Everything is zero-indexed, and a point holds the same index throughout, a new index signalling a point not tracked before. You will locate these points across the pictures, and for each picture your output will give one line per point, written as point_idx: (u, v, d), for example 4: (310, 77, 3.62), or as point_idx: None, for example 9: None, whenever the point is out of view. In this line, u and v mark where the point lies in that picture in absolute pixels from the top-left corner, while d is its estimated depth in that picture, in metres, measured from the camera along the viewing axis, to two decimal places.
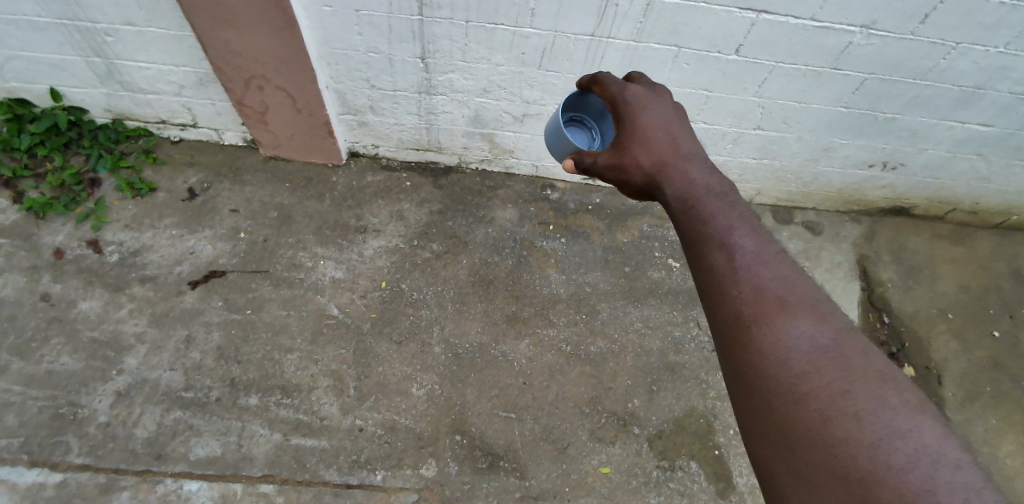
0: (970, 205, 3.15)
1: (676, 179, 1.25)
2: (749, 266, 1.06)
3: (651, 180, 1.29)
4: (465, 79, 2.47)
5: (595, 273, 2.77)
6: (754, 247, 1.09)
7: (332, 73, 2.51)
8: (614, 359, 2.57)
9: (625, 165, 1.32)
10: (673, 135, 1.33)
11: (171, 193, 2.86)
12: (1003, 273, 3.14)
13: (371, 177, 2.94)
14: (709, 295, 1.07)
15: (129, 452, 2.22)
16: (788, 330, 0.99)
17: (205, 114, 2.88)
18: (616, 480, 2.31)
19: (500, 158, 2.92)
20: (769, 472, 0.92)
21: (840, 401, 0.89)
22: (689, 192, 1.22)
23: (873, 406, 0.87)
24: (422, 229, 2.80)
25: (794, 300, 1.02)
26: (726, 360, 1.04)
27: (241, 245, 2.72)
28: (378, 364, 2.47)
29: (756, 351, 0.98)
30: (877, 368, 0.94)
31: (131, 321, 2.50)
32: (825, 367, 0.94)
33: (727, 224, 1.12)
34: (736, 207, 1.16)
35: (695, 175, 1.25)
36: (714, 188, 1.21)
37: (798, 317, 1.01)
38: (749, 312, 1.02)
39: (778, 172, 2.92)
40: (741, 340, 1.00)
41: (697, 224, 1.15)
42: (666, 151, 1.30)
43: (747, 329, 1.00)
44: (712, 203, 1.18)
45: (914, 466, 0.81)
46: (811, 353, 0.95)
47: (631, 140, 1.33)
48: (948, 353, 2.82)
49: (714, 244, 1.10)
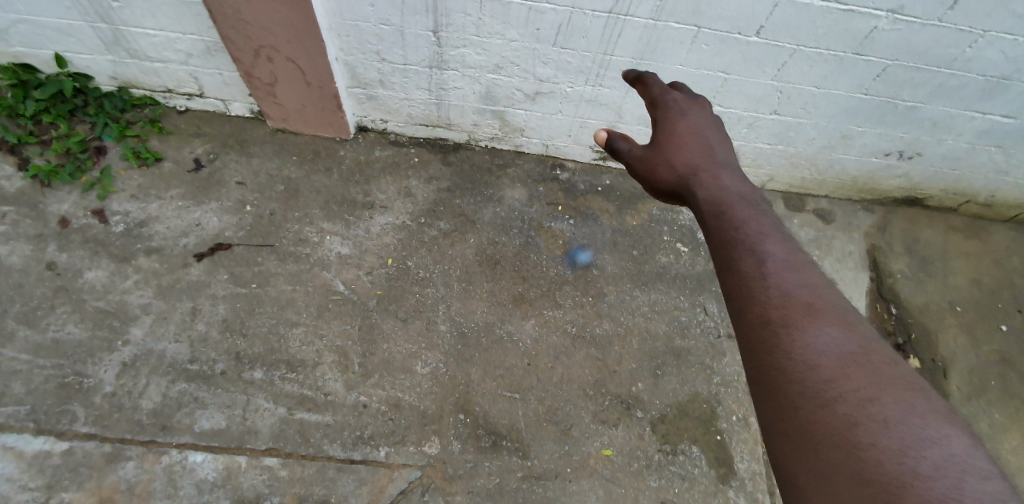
0: (986, 197, 3.10)
1: (707, 182, 1.25)
2: (777, 270, 1.05)
3: (681, 181, 1.29)
4: (478, 54, 2.42)
5: (603, 256, 2.74)
6: (785, 252, 1.08)
7: (342, 45, 2.46)
8: (620, 341, 2.56)
9: (656, 164, 1.33)
10: (707, 141, 1.34)
11: (177, 164, 2.83)
12: (1015, 267, 3.10)
13: (379, 152, 2.90)
14: (733, 294, 1.05)
15: (135, 422, 2.24)
16: (815, 334, 0.97)
17: (213, 84, 2.83)
18: (618, 462, 2.32)
19: (510, 136, 2.88)
20: (786, 473, 0.89)
21: (866, 406, 0.87)
22: (719, 195, 1.22)
23: (900, 413, 0.86)
24: (430, 206, 2.77)
25: (822, 307, 1.01)
26: (748, 360, 1.01)
27: (247, 218, 2.70)
28: (384, 341, 2.46)
29: (782, 352, 0.96)
30: (904, 377, 0.92)
31: (137, 293, 2.50)
32: (852, 373, 0.92)
33: (758, 230, 1.12)
34: (767, 215, 1.16)
35: (726, 182, 1.25)
36: (744, 196, 1.21)
37: (825, 323, 0.99)
38: (776, 315, 1.00)
39: (792, 158, 2.87)
40: (767, 340, 0.98)
41: (726, 225, 1.14)
42: (700, 157, 1.31)
43: (774, 331, 0.98)
44: (740, 208, 1.17)
45: (941, 474, 0.78)
46: (838, 358, 0.94)
47: (666, 141, 1.33)
48: (955, 347, 2.80)
49: (742, 245, 1.09)
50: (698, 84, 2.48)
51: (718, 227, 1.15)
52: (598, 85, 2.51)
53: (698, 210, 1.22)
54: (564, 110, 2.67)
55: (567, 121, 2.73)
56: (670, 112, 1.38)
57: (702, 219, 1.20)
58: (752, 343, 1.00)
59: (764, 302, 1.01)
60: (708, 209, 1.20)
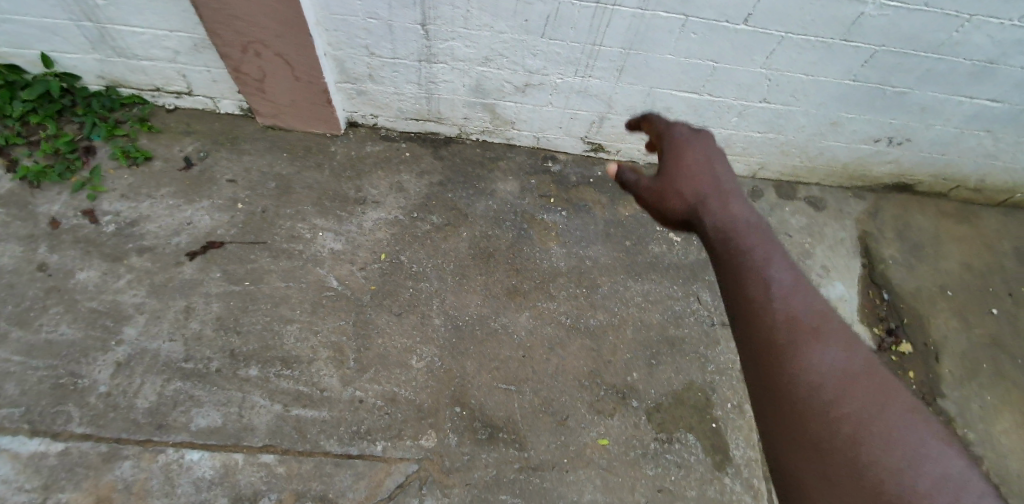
0: (976, 182, 3.12)
1: (715, 207, 1.29)
2: (784, 297, 1.10)
3: (689, 207, 1.33)
4: (467, 46, 2.41)
5: (596, 247, 2.75)
6: (791, 277, 1.13)
7: (330, 39, 2.45)
8: (614, 332, 2.57)
9: (664, 191, 1.38)
10: (714, 169, 1.37)
11: (167, 162, 2.81)
12: (1006, 252, 3.13)
13: (370, 147, 2.89)
14: (743, 321, 1.11)
15: (130, 421, 2.23)
16: (820, 357, 1.04)
17: (201, 81, 2.82)
18: (614, 452, 2.34)
19: (501, 129, 2.87)
20: (792, 485, 0.98)
21: (869, 426, 0.95)
22: (729, 223, 1.26)
23: (900, 433, 0.94)
24: (422, 200, 2.77)
25: (827, 330, 1.08)
26: (756, 380, 1.08)
27: (239, 216, 2.69)
28: (379, 336, 2.47)
29: (789, 374, 1.04)
30: (904, 397, 1.00)
31: (130, 292, 2.49)
32: (855, 394, 0.99)
33: (766, 258, 1.16)
34: (775, 242, 1.20)
35: (735, 208, 1.28)
36: (752, 220, 1.25)
37: (830, 345, 1.06)
38: (784, 340, 1.07)
39: (783, 146, 2.88)
40: (775, 364, 1.05)
41: (734, 251, 1.20)
42: (706, 182, 1.35)
43: (781, 355, 1.06)
44: (748, 233, 1.22)
45: (937, 491, 0.87)
46: (842, 379, 1.01)
47: (673, 169, 1.38)
48: (947, 331, 2.83)
49: (750, 271, 1.14)
50: (688, 74, 2.48)
51: (728, 255, 1.20)
52: (587, 75, 2.51)
53: (708, 236, 1.27)
54: (554, 101, 2.67)
55: (557, 113, 2.73)
56: (675, 140, 1.42)
57: (712, 246, 1.25)
58: (761, 366, 1.07)
59: (771, 327, 1.08)
60: (717, 236, 1.25)
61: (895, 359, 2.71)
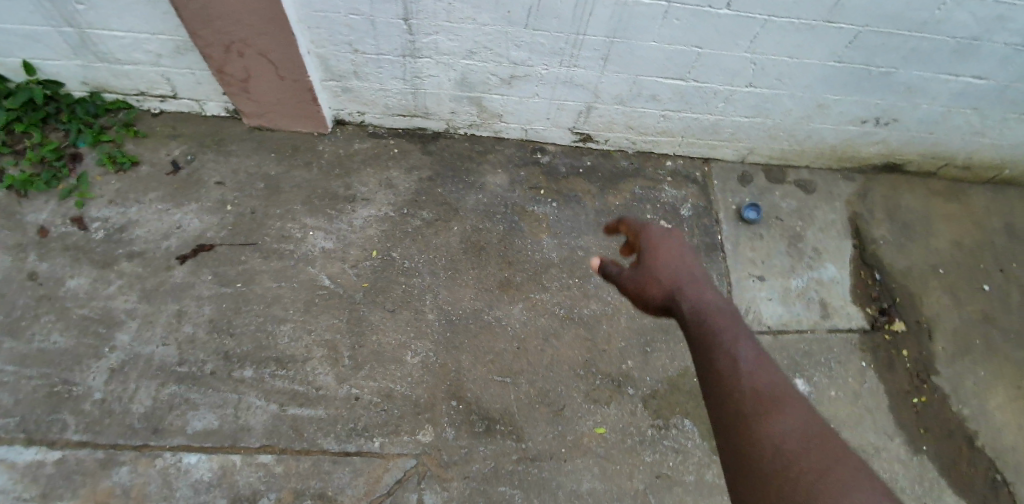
0: (964, 160, 3.13)
1: (689, 295, 1.49)
2: (751, 374, 1.26)
3: (667, 295, 1.51)
4: (451, 40, 2.40)
5: (587, 237, 2.75)
6: (754, 354, 1.30)
7: (313, 37, 2.43)
8: (608, 320, 2.57)
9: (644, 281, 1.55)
10: (686, 264, 1.56)
11: (154, 167, 2.80)
12: (996, 228, 3.14)
13: (358, 145, 2.88)
14: (715, 395, 1.26)
15: (127, 427, 2.23)
16: (780, 423, 1.18)
17: (186, 83, 2.80)
18: (611, 440, 2.35)
19: (489, 122, 2.87)
20: None
21: (823, 483, 1.07)
22: (702, 311, 1.43)
23: (849, 490, 1.05)
24: (412, 196, 2.76)
25: (786, 401, 1.22)
26: (727, 447, 1.21)
27: (228, 217, 2.68)
28: (373, 333, 2.46)
29: (753, 439, 1.17)
30: (853, 459, 1.12)
31: (121, 298, 2.48)
32: (811, 456, 1.12)
33: (733, 342, 1.33)
34: (740, 329, 1.37)
35: (706, 299, 1.46)
36: (721, 306, 1.45)
37: (789, 412, 1.19)
38: (748, 409, 1.21)
39: (771, 130, 2.88)
40: (741, 429, 1.19)
41: (706, 333, 1.38)
42: (680, 272, 1.54)
43: (747, 422, 1.19)
44: (718, 316, 1.41)
45: None
46: (799, 442, 1.14)
47: (650, 261, 1.57)
48: (940, 309, 2.85)
49: (720, 350, 1.32)
50: (673, 60, 2.47)
51: (702, 337, 1.38)
52: (573, 65, 2.50)
53: (685, 320, 1.45)
54: (540, 93, 2.66)
55: (544, 104, 2.72)
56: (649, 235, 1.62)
57: (688, 329, 1.43)
58: (730, 433, 1.20)
59: (738, 399, 1.23)
60: (691, 320, 1.43)
61: (888, 337, 2.74)
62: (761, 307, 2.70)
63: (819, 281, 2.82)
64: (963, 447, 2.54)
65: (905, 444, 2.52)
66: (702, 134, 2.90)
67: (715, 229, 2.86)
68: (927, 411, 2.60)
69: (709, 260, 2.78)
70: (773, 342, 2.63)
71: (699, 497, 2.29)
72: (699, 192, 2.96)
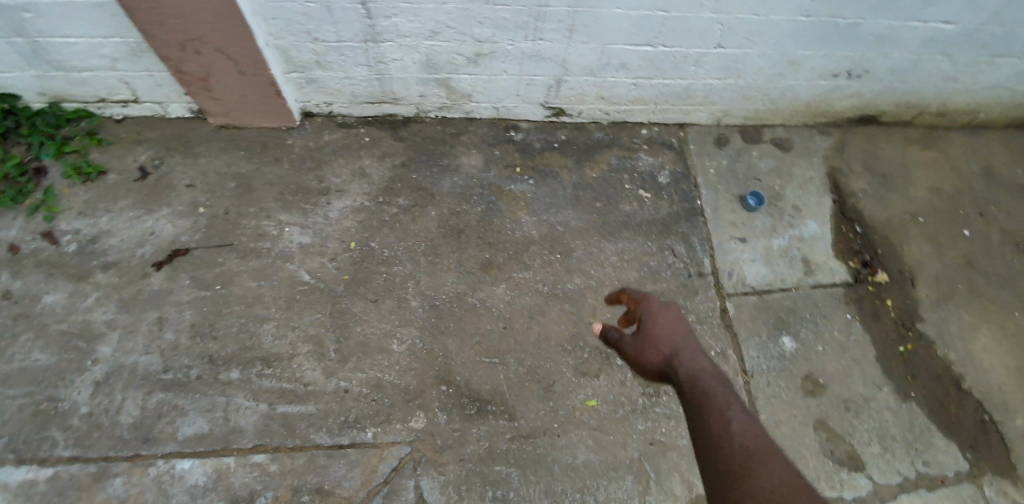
0: (938, 106, 3.13)
1: (685, 360, 1.59)
2: (744, 439, 1.38)
3: (665, 360, 1.61)
4: (412, 22, 2.35)
5: (566, 212, 2.73)
6: (744, 417, 1.43)
7: (270, 29, 2.37)
8: (593, 293, 2.56)
9: (643, 346, 1.65)
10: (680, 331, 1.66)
11: (122, 174, 2.74)
12: (974, 172, 3.15)
13: (328, 136, 2.83)
14: (711, 455, 1.39)
15: (117, 438, 2.20)
16: (769, 480, 1.30)
17: (145, 86, 2.73)
18: (604, 411, 2.36)
19: (459, 103, 2.82)
20: None
21: None
22: (697, 376, 1.55)
23: None
24: (387, 184, 2.73)
25: (773, 457, 1.35)
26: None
27: (202, 220, 2.63)
28: (357, 324, 2.45)
29: (743, 494, 1.29)
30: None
31: (100, 310, 2.44)
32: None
33: (724, 407, 1.46)
34: (732, 393, 1.50)
35: (701, 363, 1.58)
36: (716, 375, 1.55)
37: (776, 470, 1.32)
38: (738, 468, 1.34)
39: (744, 91, 2.86)
40: (733, 487, 1.31)
41: (701, 398, 1.50)
42: (676, 339, 1.64)
43: (738, 479, 1.32)
44: (714, 386, 1.52)
45: None
46: (783, 497, 1.27)
47: (649, 326, 1.66)
48: (921, 257, 2.86)
49: (715, 414, 1.44)
50: (639, 26, 2.43)
51: (700, 406, 1.48)
52: (538, 39, 2.46)
53: (683, 388, 1.55)
54: (508, 69, 2.62)
55: (513, 80, 2.69)
56: (648, 302, 1.72)
57: (686, 397, 1.53)
58: (723, 490, 1.32)
59: (731, 459, 1.35)
60: (688, 387, 1.54)
61: (872, 289, 2.75)
62: (744, 269, 2.71)
63: (800, 238, 2.82)
64: (950, 391, 2.58)
65: (894, 392, 2.55)
66: (675, 99, 2.88)
67: (694, 194, 2.85)
68: (914, 358, 2.63)
69: (690, 225, 2.77)
70: (759, 302, 2.64)
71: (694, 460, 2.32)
72: (676, 158, 2.95)
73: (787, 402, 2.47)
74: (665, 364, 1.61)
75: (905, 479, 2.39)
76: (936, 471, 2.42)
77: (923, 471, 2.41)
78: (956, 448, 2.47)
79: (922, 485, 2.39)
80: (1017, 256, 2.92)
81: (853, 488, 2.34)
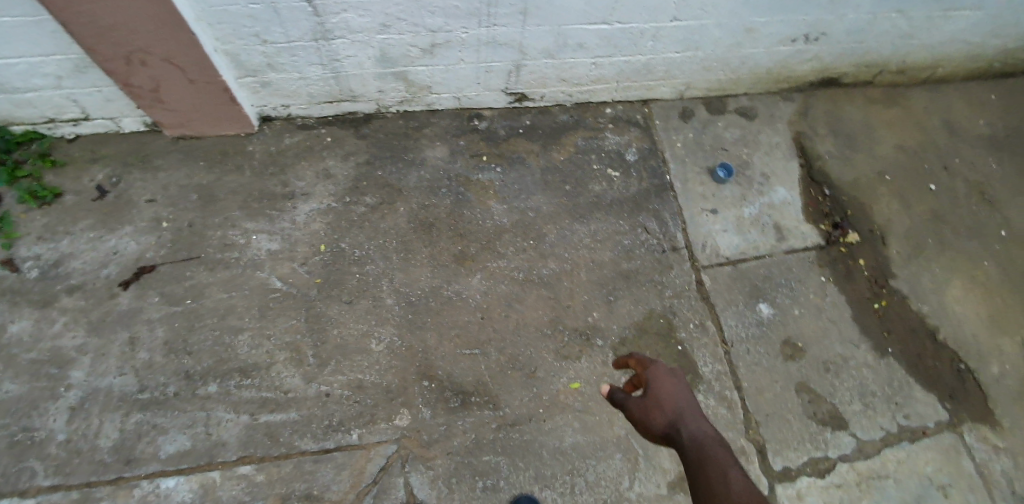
0: (897, 64, 3.15)
1: (688, 424, 1.54)
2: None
3: (669, 422, 1.55)
4: (361, 16, 2.30)
5: (536, 198, 2.72)
6: (750, 487, 1.36)
7: (217, 34, 2.31)
8: (568, 277, 2.56)
9: (647, 406, 1.60)
10: (684, 397, 1.62)
11: (80, 195, 2.67)
12: (936, 127, 3.19)
13: (289, 139, 2.78)
14: None
15: (97, 463, 2.16)
16: None
17: (95, 102, 2.65)
18: (588, 393, 2.36)
19: (419, 95, 2.79)
20: None
21: None
22: (701, 441, 1.50)
23: None
24: (353, 183, 2.69)
25: None
26: None
27: (167, 234, 2.58)
28: (333, 327, 2.42)
29: None
30: None
31: (69, 335, 2.38)
32: None
33: (729, 476, 1.39)
34: (735, 463, 1.44)
35: (704, 428, 1.54)
36: (720, 439, 1.51)
37: None
38: None
39: (704, 62, 2.85)
40: None
41: (705, 463, 1.43)
42: (682, 403, 1.59)
43: None
44: (718, 449, 1.47)
45: None
46: None
47: (654, 389, 1.63)
48: (890, 214, 2.89)
49: (719, 483, 1.37)
50: (593, 4, 2.41)
51: (703, 470, 1.43)
52: (492, 25, 2.43)
53: (686, 451, 1.49)
54: (465, 58, 2.59)
55: (471, 69, 2.65)
56: (654, 366, 1.70)
57: (689, 460, 1.47)
58: None
59: None
60: (692, 450, 1.48)
61: (843, 250, 2.78)
62: (717, 240, 2.72)
63: (770, 205, 2.84)
64: (926, 343, 2.62)
65: (871, 349, 2.59)
66: (637, 76, 2.87)
67: (663, 169, 2.85)
68: (889, 314, 2.67)
69: (661, 201, 2.77)
70: (734, 272, 2.66)
71: None
72: (642, 135, 2.94)
73: (767, 368, 2.49)
74: (670, 427, 1.54)
75: (887, 433, 2.43)
76: (916, 423, 2.46)
77: (904, 424, 2.46)
78: (935, 398, 2.52)
79: (904, 437, 2.43)
80: (982, 206, 2.97)
81: (837, 446, 2.38)
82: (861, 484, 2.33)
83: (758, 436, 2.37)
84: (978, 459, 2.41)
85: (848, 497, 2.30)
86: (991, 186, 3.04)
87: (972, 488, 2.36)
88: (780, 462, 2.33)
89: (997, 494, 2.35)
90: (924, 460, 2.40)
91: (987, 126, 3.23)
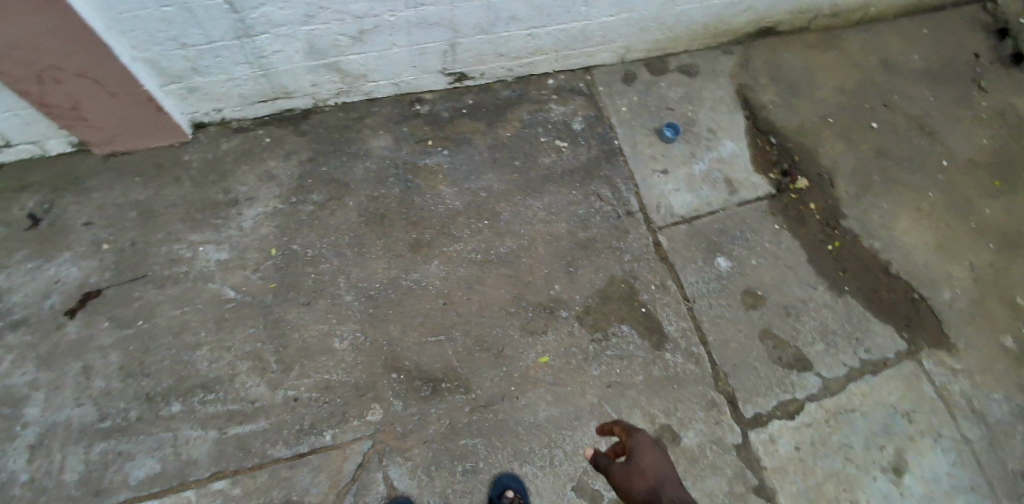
0: (829, 7, 3.18)
1: (669, 490, 1.62)
2: None
3: (650, 488, 1.63)
4: (281, 9, 2.22)
5: (486, 177, 2.69)
6: None
7: (131, 41, 2.20)
8: (526, 253, 2.55)
9: (629, 475, 1.68)
10: (669, 473, 1.67)
11: (11, 225, 2.53)
12: (873, 65, 3.24)
13: (226, 144, 2.69)
14: None
15: (65, 498, 2.08)
16: None
17: (11, 128, 2.44)
18: (557, 365, 2.37)
19: (356, 85, 2.72)
20: None
21: None
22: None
23: None
24: (297, 183, 2.62)
25: None
26: None
27: (109, 257, 2.48)
28: (293, 330, 2.37)
29: None
30: None
31: (19, 372, 2.27)
32: None
33: None
34: None
35: (682, 494, 1.62)
36: None
37: None
38: None
39: (640, 23, 2.84)
40: None
41: None
42: (665, 475, 1.67)
43: None
44: None
45: None
46: None
47: (638, 459, 1.71)
48: (836, 156, 2.95)
49: None
50: None
51: None
52: (419, 5, 2.37)
53: None
54: (397, 42, 2.53)
55: (405, 52, 2.59)
56: (637, 432, 1.80)
57: None
58: None
59: None
60: None
61: (794, 196, 2.83)
62: (670, 200, 2.73)
63: (719, 159, 2.86)
64: (880, 277, 2.70)
65: (829, 289, 2.65)
66: (574, 43, 2.84)
67: (610, 135, 2.85)
68: (843, 254, 2.73)
69: (612, 167, 2.77)
70: (690, 230, 2.69)
71: (652, 393, 2.36)
72: (587, 102, 2.93)
73: (731, 319, 2.54)
74: (650, 492, 1.62)
75: (850, 368, 2.50)
76: (877, 355, 2.54)
77: (865, 357, 2.53)
78: (893, 329, 2.60)
79: (867, 371, 2.51)
80: (923, 138, 3.05)
81: (804, 387, 2.45)
82: (830, 421, 2.40)
83: (727, 387, 2.41)
84: (938, 383, 2.50)
85: (818, 434, 2.37)
86: (930, 118, 3.11)
87: (934, 411, 2.45)
88: (750, 409, 2.38)
89: (958, 414, 2.45)
90: (887, 390, 2.48)
91: (921, 60, 3.29)
